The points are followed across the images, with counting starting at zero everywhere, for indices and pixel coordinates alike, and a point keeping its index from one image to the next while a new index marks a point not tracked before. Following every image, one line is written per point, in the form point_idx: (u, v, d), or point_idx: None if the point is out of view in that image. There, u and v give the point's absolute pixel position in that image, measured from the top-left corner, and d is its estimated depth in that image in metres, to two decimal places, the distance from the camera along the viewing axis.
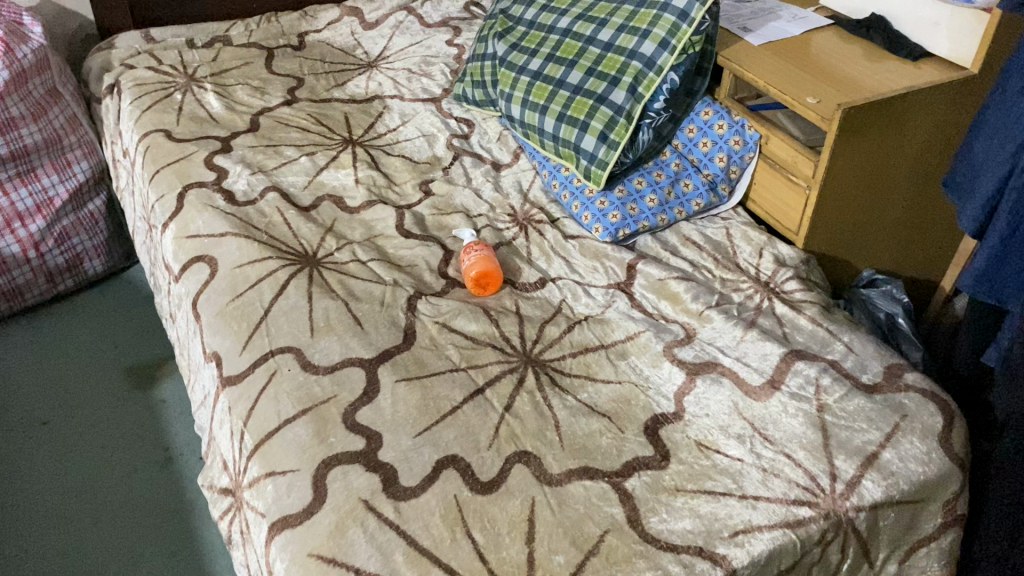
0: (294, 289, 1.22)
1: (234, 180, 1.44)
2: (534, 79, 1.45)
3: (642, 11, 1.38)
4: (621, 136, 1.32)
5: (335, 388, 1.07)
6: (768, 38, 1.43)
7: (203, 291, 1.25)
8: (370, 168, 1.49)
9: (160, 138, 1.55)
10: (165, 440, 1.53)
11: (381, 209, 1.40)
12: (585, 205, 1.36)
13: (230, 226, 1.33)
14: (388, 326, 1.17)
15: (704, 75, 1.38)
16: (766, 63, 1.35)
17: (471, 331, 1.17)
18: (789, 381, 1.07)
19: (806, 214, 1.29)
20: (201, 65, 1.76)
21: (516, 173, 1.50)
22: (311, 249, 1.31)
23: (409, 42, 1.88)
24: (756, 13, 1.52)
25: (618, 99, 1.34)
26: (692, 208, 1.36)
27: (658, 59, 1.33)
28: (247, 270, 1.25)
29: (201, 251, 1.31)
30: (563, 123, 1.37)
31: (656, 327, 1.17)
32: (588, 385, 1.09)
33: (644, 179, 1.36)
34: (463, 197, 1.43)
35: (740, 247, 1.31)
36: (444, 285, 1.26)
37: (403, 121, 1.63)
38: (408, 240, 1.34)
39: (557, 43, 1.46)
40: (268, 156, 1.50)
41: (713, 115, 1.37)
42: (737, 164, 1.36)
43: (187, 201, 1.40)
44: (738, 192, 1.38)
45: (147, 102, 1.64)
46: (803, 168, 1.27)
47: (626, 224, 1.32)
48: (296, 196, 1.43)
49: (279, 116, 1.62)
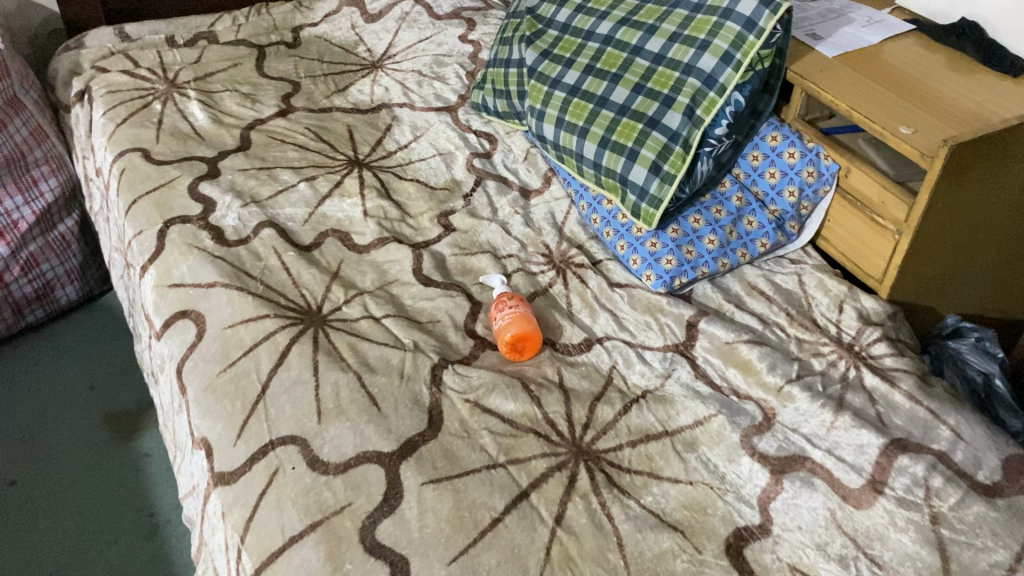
0: (297, 356, 1.03)
1: (222, 213, 1.24)
2: (571, 95, 1.24)
3: (699, 17, 1.18)
4: (677, 168, 1.13)
5: (349, 494, 0.89)
6: (843, 48, 1.22)
7: (189, 356, 1.07)
8: (380, 196, 1.29)
9: (138, 158, 1.34)
10: (151, 504, 1.34)
11: (395, 248, 1.21)
12: (633, 247, 1.17)
13: (220, 274, 1.14)
14: (410, 406, 0.98)
15: (772, 94, 1.18)
16: (845, 79, 1.15)
17: (509, 412, 0.98)
18: (892, 483, 0.90)
19: (893, 262, 1.10)
20: (183, 68, 1.55)
21: (548, 202, 1.30)
22: (314, 302, 1.12)
23: (417, 38, 1.67)
24: (825, 14, 1.32)
25: (673, 122, 1.14)
26: (757, 249, 1.17)
27: (720, 77, 1.13)
28: (241, 331, 1.07)
29: (186, 304, 1.12)
30: (607, 149, 1.18)
31: (727, 407, 0.99)
32: (653, 485, 0.91)
33: (701, 216, 1.17)
34: (489, 233, 1.24)
35: (816, 298, 1.13)
36: (472, 347, 1.08)
37: (414, 135, 1.43)
38: (428, 289, 1.15)
39: (597, 52, 1.26)
40: (261, 182, 1.31)
41: (782, 141, 1.19)
42: (810, 199, 1.17)
43: (169, 240, 1.20)
44: (809, 229, 1.20)
45: (123, 113, 1.44)
46: (894, 211, 1.08)
47: (682, 272, 1.13)
48: (295, 232, 1.23)
49: (273, 131, 1.42)
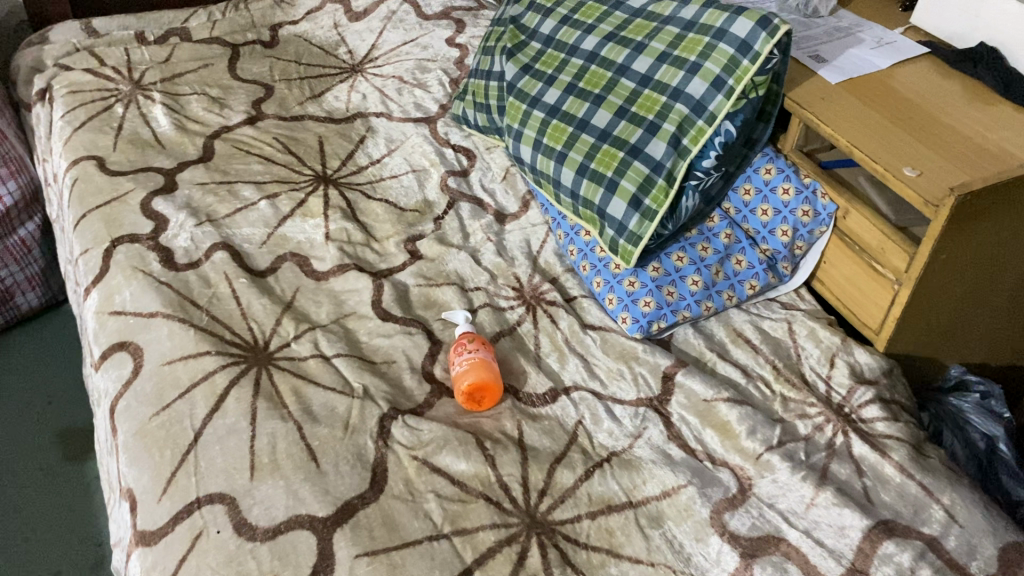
0: (234, 402, 0.95)
1: (174, 232, 1.16)
2: (550, 115, 1.15)
3: (690, 36, 1.08)
4: (659, 203, 1.04)
5: (275, 565, 0.81)
6: (848, 73, 1.12)
7: (123, 395, 0.99)
8: (345, 217, 1.21)
9: (91, 167, 1.26)
10: (97, 533, 1.27)
11: (354, 277, 1.12)
12: (610, 284, 1.08)
13: (163, 303, 1.06)
14: (351, 463, 0.90)
15: (768, 122, 1.08)
16: (848, 109, 1.06)
17: (460, 473, 0.90)
18: (875, 573, 0.81)
19: (891, 314, 1.01)
20: (150, 68, 1.46)
21: (524, 228, 1.22)
22: (261, 337, 1.03)
23: (402, 40, 1.58)
24: (831, 32, 1.21)
25: (657, 152, 1.05)
26: (745, 291, 1.08)
27: (710, 103, 1.04)
28: (179, 369, 0.99)
29: (125, 335, 1.04)
30: (585, 178, 1.09)
31: (699, 476, 0.90)
32: (611, 565, 0.82)
33: (685, 254, 1.08)
34: (457, 262, 1.15)
35: (805, 350, 1.03)
36: (428, 394, 0.99)
37: (389, 149, 1.34)
38: (385, 324, 1.07)
39: (581, 70, 1.16)
40: (220, 199, 1.22)
41: (776, 174, 1.08)
42: (804, 239, 1.07)
43: (114, 262, 1.12)
44: (803, 271, 1.10)
45: (81, 117, 1.36)
46: (894, 259, 0.98)
47: (661, 315, 1.04)
48: (250, 255, 1.15)
49: (239, 140, 1.34)
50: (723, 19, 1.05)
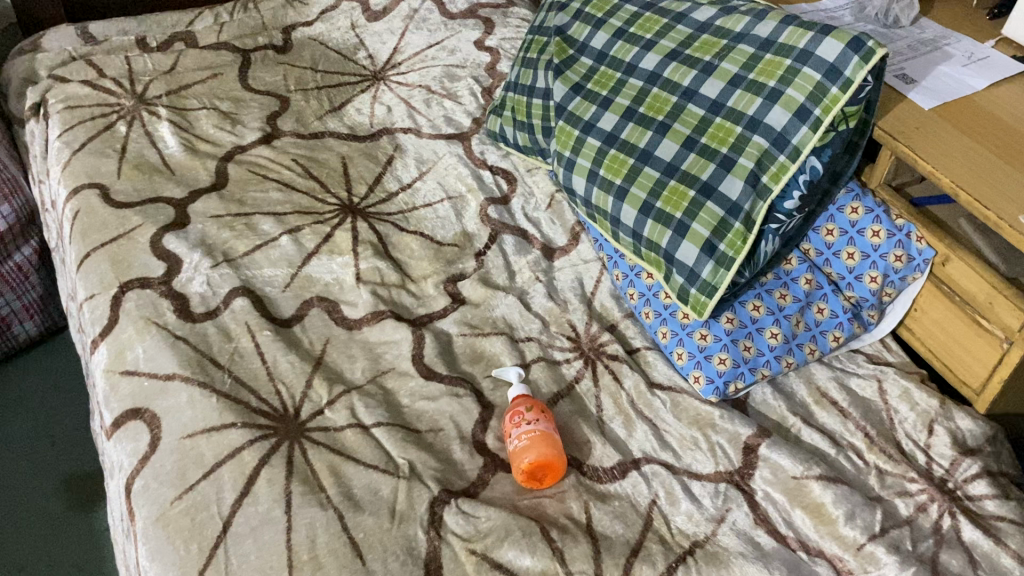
0: (266, 485, 0.84)
1: (189, 275, 1.05)
2: (606, 144, 1.04)
3: (768, 58, 0.96)
4: (736, 249, 0.93)
5: None
6: (941, 96, 1.00)
7: (139, 472, 0.88)
8: (377, 254, 1.09)
9: (94, 198, 1.14)
10: None
11: (391, 327, 1.01)
12: (678, 336, 0.98)
13: (181, 363, 0.95)
14: (402, 559, 0.80)
15: (854, 154, 0.96)
16: (946, 140, 0.94)
17: (525, 570, 0.79)
18: None
19: (998, 375, 0.90)
20: (154, 79, 1.34)
21: (575, 265, 1.11)
22: (291, 403, 0.93)
23: (426, 42, 1.45)
24: (915, 46, 1.09)
25: (733, 191, 0.93)
26: (828, 343, 0.97)
27: (794, 136, 0.92)
28: (202, 444, 0.88)
29: (139, 401, 0.93)
30: (649, 218, 0.98)
31: (794, 572, 0.80)
32: None
33: (763, 303, 0.97)
34: (504, 306, 1.04)
35: (899, 414, 0.93)
36: (481, 470, 0.89)
37: (420, 172, 1.22)
38: (429, 384, 0.96)
39: (640, 92, 1.04)
40: (237, 233, 1.11)
41: (864, 215, 0.97)
42: (894, 285, 0.97)
43: (123, 311, 1.01)
44: (890, 319, 1.00)
45: (81, 137, 1.24)
46: (1004, 316, 0.87)
47: (738, 375, 0.93)
48: (274, 301, 1.04)
49: (255, 163, 1.22)
50: (807, 40, 0.93)
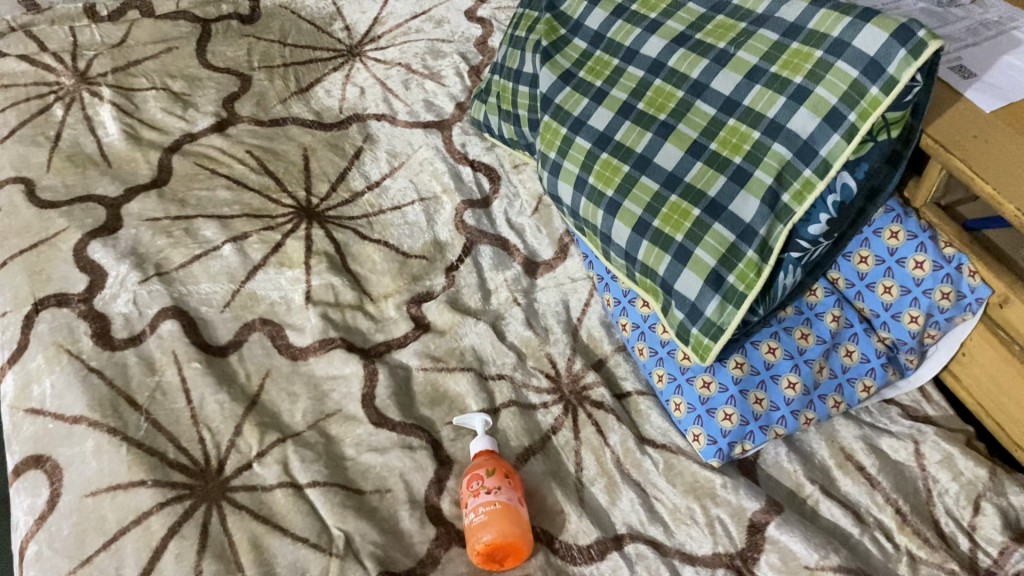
0: (173, 561, 0.70)
1: (113, 292, 0.90)
2: (598, 146, 0.88)
3: (793, 47, 0.78)
4: (748, 282, 0.76)
5: None
6: (1007, 93, 0.82)
7: (33, 537, 0.72)
8: (333, 268, 0.95)
9: (17, 194, 0.99)
10: None
11: (340, 360, 0.87)
12: (677, 381, 0.83)
13: (91, 403, 0.79)
14: None
15: (897, 166, 0.78)
16: (1011, 150, 0.76)
17: None
18: None
19: None
20: (100, 53, 1.19)
21: (560, 285, 0.97)
22: (215, 455, 0.78)
23: (411, 12, 1.29)
24: (975, 30, 0.91)
25: (746, 212, 0.76)
26: (856, 394, 0.82)
27: (823, 146, 0.74)
28: (106, 507, 0.73)
29: (42, 447, 0.77)
30: (644, 239, 0.81)
31: None
32: None
33: (779, 345, 0.81)
34: (474, 336, 0.90)
35: (938, 484, 0.78)
36: (432, 544, 0.75)
37: (391, 167, 1.08)
38: (379, 433, 0.82)
39: (640, 84, 0.88)
40: (174, 241, 0.96)
41: (907, 241, 0.80)
42: (938, 326, 0.81)
43: (34, 334, 0.85)
44: (932, 364, 0.84)
45: (11, 121, 1.09)
46: None
47: (747, 435, 0.79)
48: (209, 323, 0.90)
49: (205, 155, 1.07)
50: (844, 26, 0.75)
